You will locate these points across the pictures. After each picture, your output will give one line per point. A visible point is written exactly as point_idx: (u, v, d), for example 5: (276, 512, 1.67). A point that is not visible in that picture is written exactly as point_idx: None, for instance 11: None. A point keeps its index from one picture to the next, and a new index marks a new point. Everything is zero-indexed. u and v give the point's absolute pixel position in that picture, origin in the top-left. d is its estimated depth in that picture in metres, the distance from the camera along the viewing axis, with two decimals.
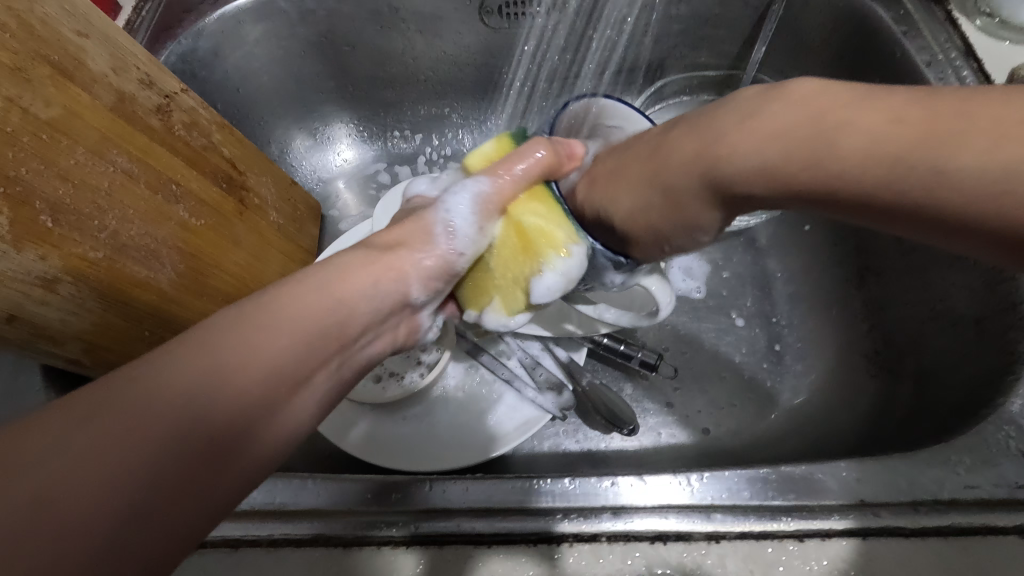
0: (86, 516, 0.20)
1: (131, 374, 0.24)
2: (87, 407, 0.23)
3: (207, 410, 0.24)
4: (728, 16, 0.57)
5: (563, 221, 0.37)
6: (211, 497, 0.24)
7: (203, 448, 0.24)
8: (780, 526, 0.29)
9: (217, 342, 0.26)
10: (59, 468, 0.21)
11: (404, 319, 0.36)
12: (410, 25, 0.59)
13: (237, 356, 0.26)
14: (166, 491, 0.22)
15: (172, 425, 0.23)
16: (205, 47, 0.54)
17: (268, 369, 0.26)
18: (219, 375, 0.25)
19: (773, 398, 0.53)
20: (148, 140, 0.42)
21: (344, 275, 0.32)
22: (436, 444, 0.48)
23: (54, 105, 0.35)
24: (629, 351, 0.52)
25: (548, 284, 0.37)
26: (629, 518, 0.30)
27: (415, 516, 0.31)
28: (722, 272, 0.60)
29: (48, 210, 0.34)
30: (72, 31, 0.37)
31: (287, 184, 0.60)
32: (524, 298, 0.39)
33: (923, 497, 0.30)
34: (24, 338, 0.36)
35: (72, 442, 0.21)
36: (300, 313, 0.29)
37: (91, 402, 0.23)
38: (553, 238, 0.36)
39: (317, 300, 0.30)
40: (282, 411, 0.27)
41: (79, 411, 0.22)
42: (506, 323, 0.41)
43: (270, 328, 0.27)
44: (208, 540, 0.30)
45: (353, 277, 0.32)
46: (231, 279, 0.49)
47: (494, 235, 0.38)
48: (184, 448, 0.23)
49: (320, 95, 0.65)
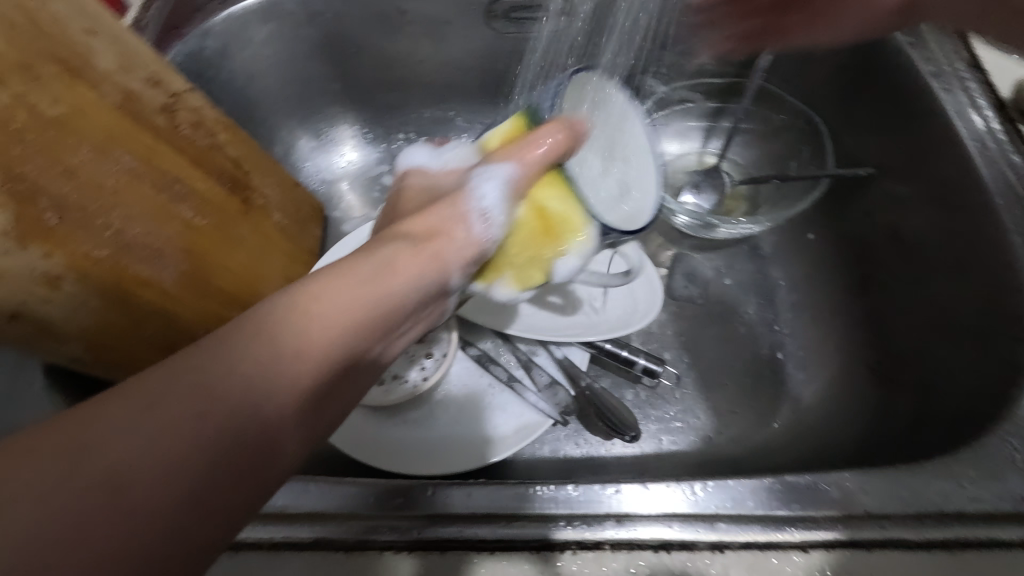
0: (147, 503, 0.20)
1: (179, 365, 0.23)
2: (140, 395, 0.22)
3: (261, 400, 0.24)
4: None
5: (582, 207, 0.40)
6: (263, 484, 0.24)
7: (252, 444, 0.23)
8: (785, 537, 0.29)
9: (266, 331, 0.25)
10: (118, 457, 0.20)
11: (437, 304, 0.36)
12: (417, 28, 0.59)
13: (288, 350, 0.25)
14: (223, 478, 0.22)
15: (221, 417, 0.23)
16: (212, 47, 0.55)
17: (317, 360, 0.26)
18: (269, 366, 0.24)
19: (776, 407, 0.53)
20: (154, 139, 0.42)
21: (390, 265, 0.31)
22: (437, 448, 0.48)
23: (62, 103, 0.35)
24: (631, 357, 0.52)
25: (569, 265, 0.40)
26: (632, 526, 0.30)
27: (418, 521, 0.31)
28: (725, 279, 0.60)
29: (52, 207, 0.34)
30: (80, 29, 0.37)
31: (290, 184, 0.60)
32: (540, 275, 0.40)
33: (928, 509, 0.30)
34: (26, 335, 0.35)
35: (128, 431, 0.21)
36: (347, 302, 0.28)
37: (145, 390, 0.22)
38: (574, 223, 0.39)
39: (364, 290, 0.29)
40: (325, 403, 0.27)
41: (131, 399, 0.22)
42: (511, 297, 0.42)
43: (319, 317, 0.27)
44: (240, 541, 0.30)
45: (399, 267, 0.32)
46: (235, 279, 0.49)
47: (516, 217, 0.39)
48: (234, 442, 0.23)
49: (326, 96, 0.65)
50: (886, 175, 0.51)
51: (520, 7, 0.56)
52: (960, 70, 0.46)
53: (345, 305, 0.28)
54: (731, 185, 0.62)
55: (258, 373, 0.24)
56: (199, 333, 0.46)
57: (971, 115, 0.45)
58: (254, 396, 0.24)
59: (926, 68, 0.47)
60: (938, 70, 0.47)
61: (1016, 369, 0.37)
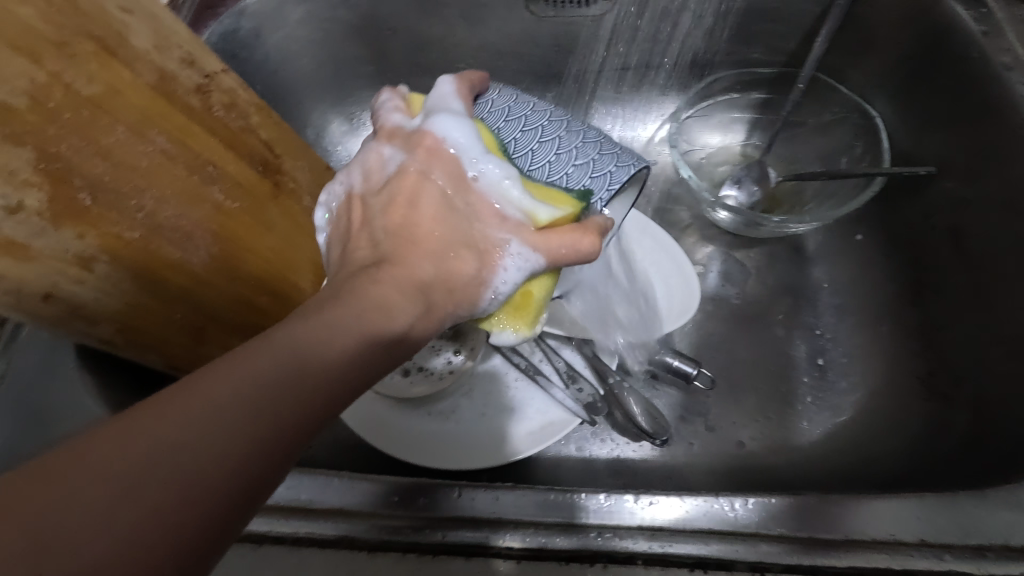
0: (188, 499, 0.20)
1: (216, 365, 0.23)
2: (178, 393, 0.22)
3: (296, 394, 0.24)
4: (789, 10, 0.54)
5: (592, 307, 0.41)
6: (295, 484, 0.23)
7: (281, 452, 0.23)
8: (830, 562, 0.27)
9: (301, 332, 0.25)
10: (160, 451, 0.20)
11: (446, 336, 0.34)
12: (454, 10, 0.57)
13: (307, 353, 0.25)
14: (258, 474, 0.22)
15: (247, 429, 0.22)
16: (247, 27, 0.54)
17: (348, 360, 0.26)
18: (304, 363, 0.24)
19: (814, 416, 0.50)
20: (188, 120, 0.42)
21: (419, 278, 0.31)
22: (462, 442, 0.47)
23: (97, 81, 0.35)
24: (664, 358, 0.50)
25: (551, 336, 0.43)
26: (666, 542, 0.28)
27: (443, 523, 0.30)
28: (764, 279, 0.57)
29: (86, 187, 0.34)
30: (117, 6, 0.37)
31: (321, 169, 0.59)
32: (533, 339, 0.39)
33: (992, 540, 0.27)
34: (59, 315, 0.35)
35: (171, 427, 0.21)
36: (377, 308, 0.28)
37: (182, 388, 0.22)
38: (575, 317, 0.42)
39: (380, 290, 0.29)
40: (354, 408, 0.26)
41: (170, 397, 0.22)
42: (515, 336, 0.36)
43: (348, 321, 0.27)
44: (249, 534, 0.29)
45: (425, 277, 0.31)
46: (263, 264, 0.49)
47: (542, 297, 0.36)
48: (264, 453, 0.22)
49: (359, 79, 0.64)
50: (948, 175, 0.47)
51: None
52: None
53: (359, 305, 0.28)
54: (776, 180, 0.59)
55: (281, 380, 0.23)
56: (227, 316, 0.45)
57: None
58: (280, 403, 0.23)
59: (1000, 60, 0.43)
60: (1014, 61, 0.43)
61: None
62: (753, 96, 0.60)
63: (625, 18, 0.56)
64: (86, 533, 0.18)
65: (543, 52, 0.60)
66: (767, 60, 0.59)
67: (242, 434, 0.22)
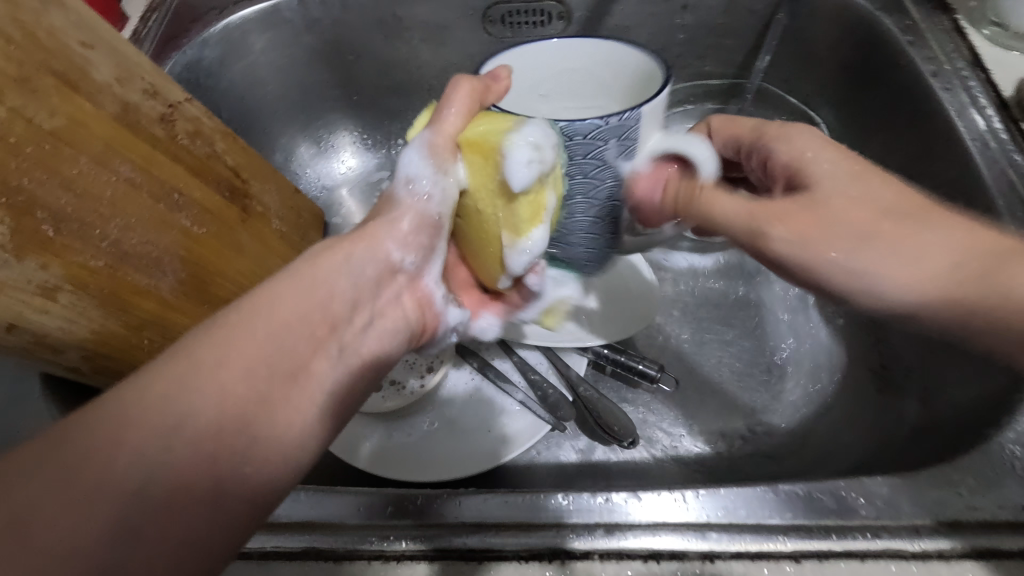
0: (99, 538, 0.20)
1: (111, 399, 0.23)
2: (70, 438, 0.21)
3: (202, 411, 0.23)
4: (733, 25, 0.56)
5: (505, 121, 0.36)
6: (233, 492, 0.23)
7: (234, 430, 0.24)
8: (777, 547, 0.29)
9: (202, 343, 0.25)
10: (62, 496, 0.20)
11: (405, 291, 0.37)
12: (414, 34, 0.59)
13: (253, 337, 0.26)
14: (183, 493, 0.22)
15: (196, 413, 0.23)
16: (211, 56, 0.55)
17: (261, 362, 0.26)
18: (207, 373, 0.24)
19: (777, 411, 0.52)
20: (152, 149, 0.42)
21: (322, 259, 0.32)
22: (436, 454, 0.48)
23: (59, 115, 0.36)
24: (630, 363, 0.52)
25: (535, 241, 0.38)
26: (622, 536, 0.30)
27: (408, 530, 0.31)
28: (727, 282, 0.59)
29: (49, 219, 0.35)
30: (78, 42, 0.38)
31: (290, 192, 0.60)
32: (509, 202, 0.36)
33: (925, 517, 0.29)
34: (25, 347, 0.35)
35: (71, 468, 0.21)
36: (288, 306, 0.29)
37: (74, 434, 0.21)
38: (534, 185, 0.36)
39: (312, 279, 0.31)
40: (283, 407, 0.26)
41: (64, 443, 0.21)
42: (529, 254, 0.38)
43: (251, 322, 0.27)
44: None
45: (330, 259, 0.32)
46: (234, 288, 0.49)
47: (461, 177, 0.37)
48: (218, 432, 0.23)
49: (326, 103, 0.66)
50: None
51: (516, 12, 0.56)
52: (959, 68, 0.45)
53: (295, 294, 0.29)
54: None
55: (222, 366, 0.25)
56: None
57: (972, 114, 0.43)
58: (225, 387, 0.24)
59: (926, 67, 0.46)
60: (938, 68, 0.46)
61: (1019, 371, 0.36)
62: (708, 106, 0.63)
63: (579, 37, 0.58)
64: (44, 524, 0.19)
65: None
66: (719, 73, 0.61)
67: (188, 420, 0.23)
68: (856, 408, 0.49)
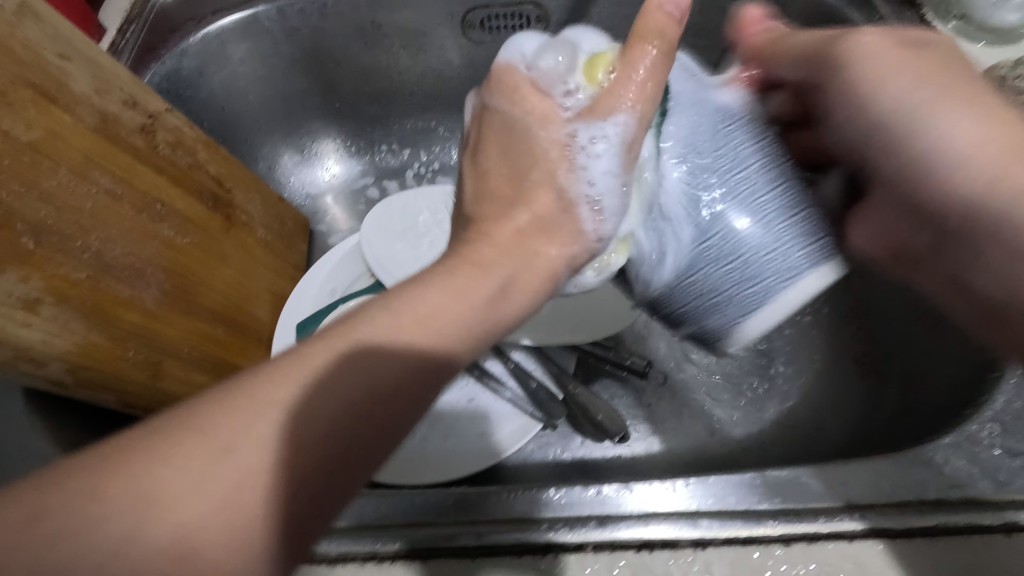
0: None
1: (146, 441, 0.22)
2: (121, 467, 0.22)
3: (231, 503, 0.22)
4: None
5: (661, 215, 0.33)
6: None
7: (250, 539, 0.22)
8: (766, 531, 0.29)
9: (242, 420, 0.23)
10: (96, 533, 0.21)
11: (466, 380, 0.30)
12: (394, 40, 0.59)
13: (299, 422, 0.24)
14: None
15: (209, 510, 0.22)
16: (190, 67, 0.55)
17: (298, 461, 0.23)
18: (241, 465, 0.22)
19: (765, 402, 0.52)
20: (133, 160, 0.42)
21: (407, 321, 0.26)
22: (427, 456, 0.48)
23: (37, 127, 0.35)
24: (618, 360, 0.53)
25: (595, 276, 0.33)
26: (614, 527, 0.30)
27: (401, 528, 0.31)
28: None
29: (29, 231, 0.34)
30: (54, 54, 0.38)
31: (274, 200, 0.60)
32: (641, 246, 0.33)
33: (909, 497, 0.30)
34: (6, 359, 0.34)
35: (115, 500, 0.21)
36: (345, 387, 0.24)
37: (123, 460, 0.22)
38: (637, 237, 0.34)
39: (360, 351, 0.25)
40: (313, 512, 0.24)
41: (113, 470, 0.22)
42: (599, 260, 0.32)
43: (298, 405, 0.24)
44: None
45: (412, 325, 0.26)
46: (218, 297, 0.49)
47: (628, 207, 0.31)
48: (231, 534, 0.22)
49: (307, 111, 0.66)
50: None
51: (495, 16, 0.57)
52: None
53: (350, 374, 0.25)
54: None
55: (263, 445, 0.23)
56: (185, 352, 0.45)
57: None
58: (254, 459, 0.23)
59: None
60: None
61: (995, 353, 0.36)
62: None
63: None
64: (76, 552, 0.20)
65: (485, 75, 0.63)
66: None
67: (225, 490, 0.22)
68: (840, 396, 0.50)
